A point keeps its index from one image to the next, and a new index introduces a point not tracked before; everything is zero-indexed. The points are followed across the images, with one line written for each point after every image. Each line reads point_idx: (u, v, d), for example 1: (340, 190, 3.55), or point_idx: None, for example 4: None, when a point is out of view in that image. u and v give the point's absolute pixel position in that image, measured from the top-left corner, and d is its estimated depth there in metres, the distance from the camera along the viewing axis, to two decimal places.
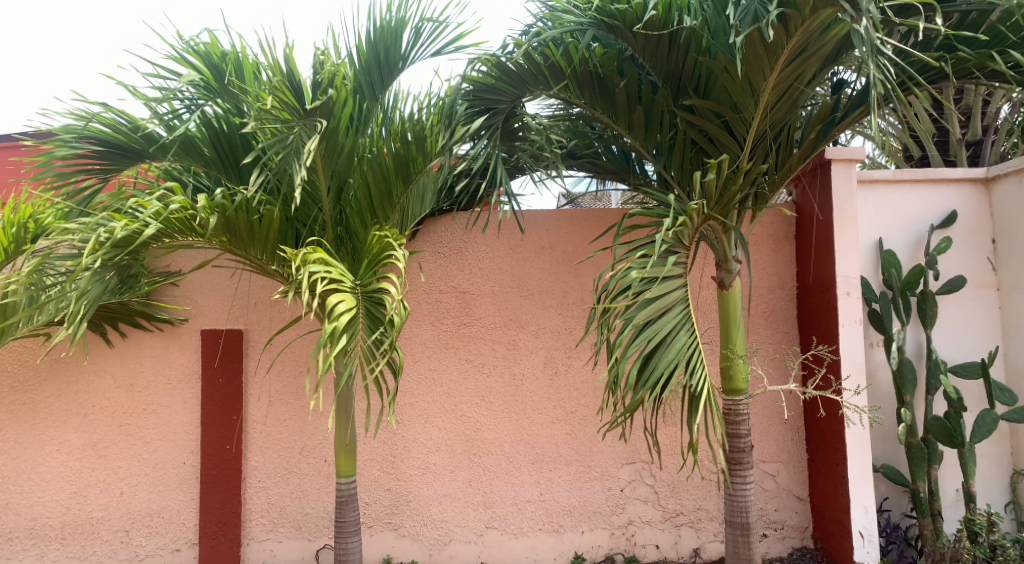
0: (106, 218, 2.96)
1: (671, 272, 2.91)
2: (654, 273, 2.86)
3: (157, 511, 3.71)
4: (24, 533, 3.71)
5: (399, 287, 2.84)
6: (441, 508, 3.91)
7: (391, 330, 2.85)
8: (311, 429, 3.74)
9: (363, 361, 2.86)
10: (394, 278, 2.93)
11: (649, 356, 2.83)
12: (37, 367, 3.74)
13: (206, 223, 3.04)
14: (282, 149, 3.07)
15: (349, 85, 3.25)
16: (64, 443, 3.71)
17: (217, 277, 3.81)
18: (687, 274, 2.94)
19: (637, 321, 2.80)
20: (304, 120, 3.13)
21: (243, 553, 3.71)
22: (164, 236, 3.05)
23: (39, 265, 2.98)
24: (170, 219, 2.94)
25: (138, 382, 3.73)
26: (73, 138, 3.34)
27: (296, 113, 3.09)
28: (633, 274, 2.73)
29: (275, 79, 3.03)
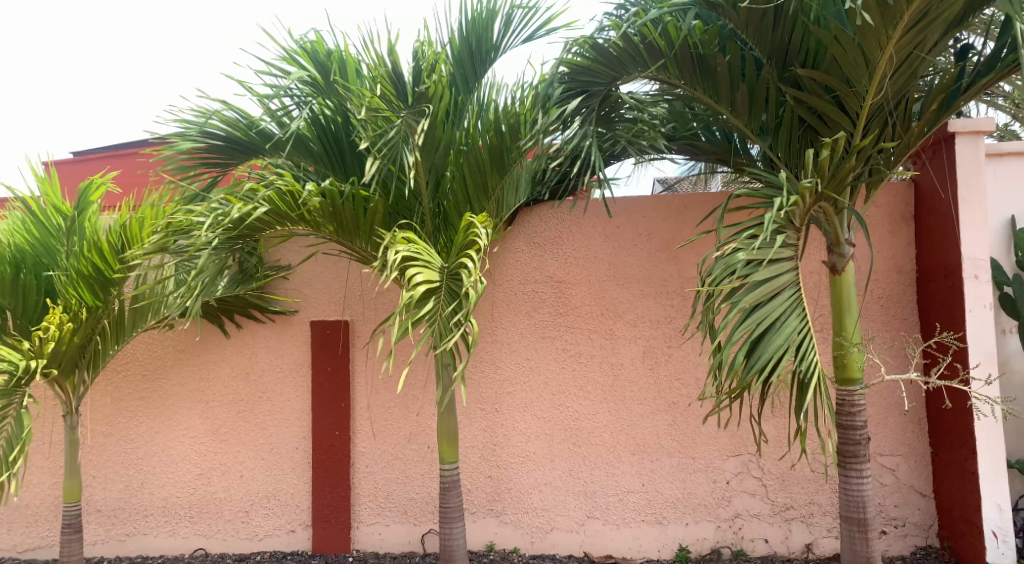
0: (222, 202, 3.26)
1: (781, 254, 2.82)
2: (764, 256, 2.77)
3: (273, 494, 3.85)
4: (157, 511, 3.88)
5: (478, 263, 3.04)
6: (542, 497, 3.91)
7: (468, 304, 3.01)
8: (414, 415, 3.86)
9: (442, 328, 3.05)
10: (473, 257, 3.11)
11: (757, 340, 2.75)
12: (164, 357, 3.92)
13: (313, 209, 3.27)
14: (388, 141, 3.29)
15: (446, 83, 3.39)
16: (189, 428, 3.88)
17: (324, 270, 3.97)
18: (799, 255, 2.84)
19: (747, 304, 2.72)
20: (410, 110, 3.32)
21: (353, 535, 3.83)
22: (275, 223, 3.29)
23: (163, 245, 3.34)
24: (278, 199, 3.19)
25: (254, 370, 3.90)
26: (195, 133, 3.60)
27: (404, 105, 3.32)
28: (742, 255, 2.66)
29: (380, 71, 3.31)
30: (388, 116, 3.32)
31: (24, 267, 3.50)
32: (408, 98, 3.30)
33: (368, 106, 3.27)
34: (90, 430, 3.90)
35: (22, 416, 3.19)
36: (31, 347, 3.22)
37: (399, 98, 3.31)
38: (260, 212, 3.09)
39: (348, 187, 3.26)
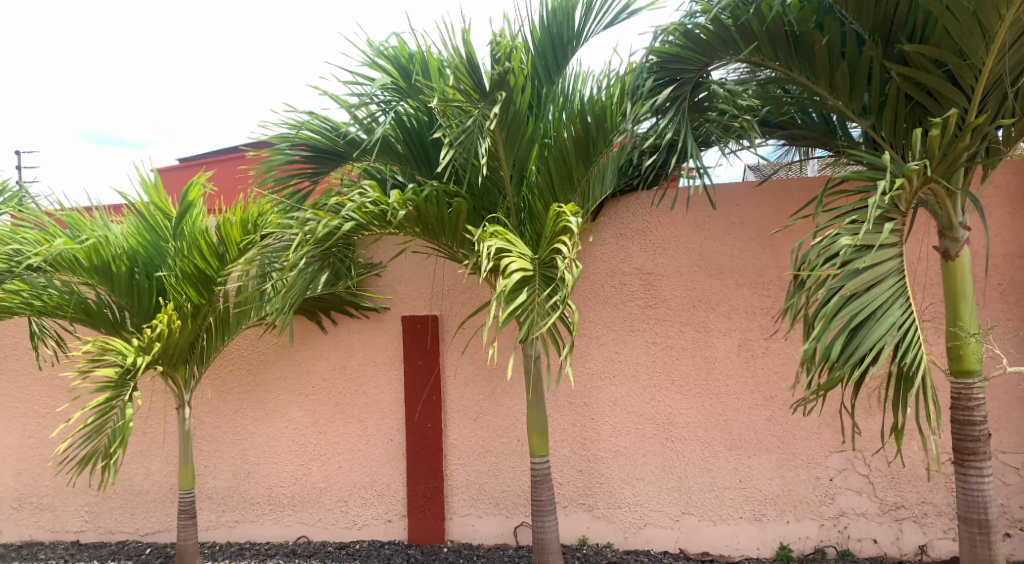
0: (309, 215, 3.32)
1: (886, 239, 2.53)
2: (868, 240, 2.50)
3: (370, 485, 3.96)
4: (263, 499, 4.05)
5: (571, 248, 3.00)
6: (635, 492, 3.86)
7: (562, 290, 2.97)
8: (504, 409, 3.88)
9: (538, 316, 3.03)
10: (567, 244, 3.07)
11: (854, 330, 2.49)
12: (266, 352, 4.09)
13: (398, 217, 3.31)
14: (463, 132, 3.27)
15: (526, 71, 3.38)
16: (290, 419, 4.04)
17: (414, 267, 4.04)
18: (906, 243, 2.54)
19: (846, 291, 2.45)
20: (487, 101, 3.30)
21: (447, 526, 3.89)
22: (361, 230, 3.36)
23: (256, 256, 3.40)
24: (363, 212, 3.25)
25: (350, 364, 4.02)
26: (287, 144, 3.70)
27: (481, 99, 3.29)
28: (845, 239, 2.40)
29: (457, 64, 3.25)
30: (466, 107, 3.32)
31: (137, 268, 3.69)
32: (484, 88, 3.26)
33: (443, 97, 3.30)
34: (200, 421, 4.12)
35: (125, 409, 3.16)
36: (142, 343, 3.33)
37: (475, 89, 3.28)
38: (346, 228, 3.15)
39: (431, 189, 3.34)
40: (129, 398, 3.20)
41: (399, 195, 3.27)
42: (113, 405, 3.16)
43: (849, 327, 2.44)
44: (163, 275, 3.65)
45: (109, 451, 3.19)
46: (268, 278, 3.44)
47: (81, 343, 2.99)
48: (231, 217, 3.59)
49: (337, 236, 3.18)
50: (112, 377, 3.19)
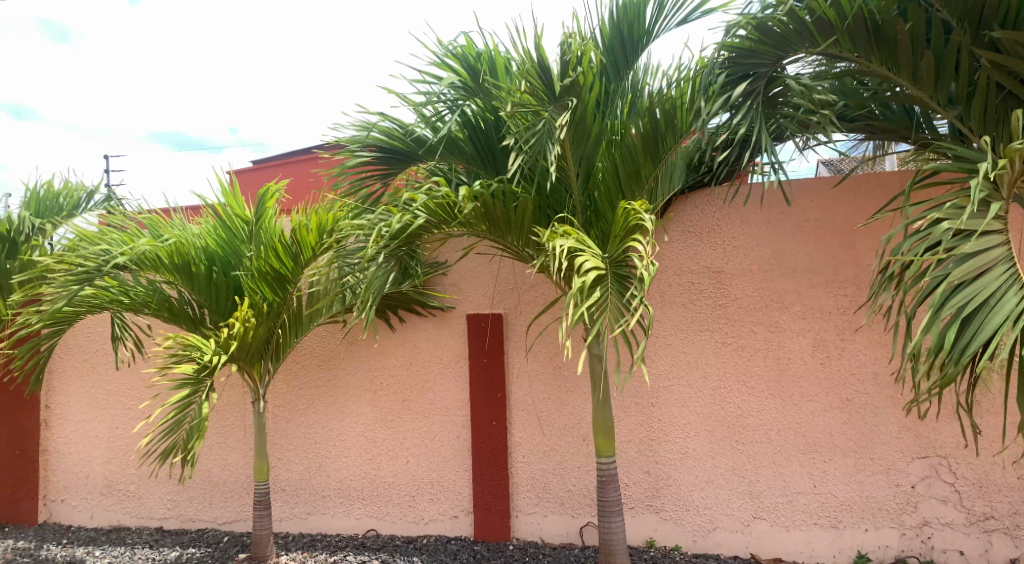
0: (385, 212, 3.40)
1: (991, 225, 2.34)
2: (971, 225, 2.32)
3: (437, 480, 4.01)
4: (333, 492, 4.15)
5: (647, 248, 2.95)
6: (704, 495, 3.79)
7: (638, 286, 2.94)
8: (569, 409, 3.87)
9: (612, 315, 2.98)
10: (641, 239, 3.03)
11: (965, 323, 2.23)
12: (336, 348, 4.18)
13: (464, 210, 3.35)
14: (534, 133, 3.24)
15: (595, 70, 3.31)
16: (359, 415, 4.12)
17: (479, 266, 4.06)
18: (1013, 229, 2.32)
19: (948, 279, 2.24)
20: (556, 104, 3.25)
21: (513, 523, 3.90)
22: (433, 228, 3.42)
23: (334, 258, 3.49)
24: (435, 207, 3.31)
25: (417, 361, 4.07)
26: (359, 148, 3.78)
27: (549, 101, 3.24)
28: (946, 223, 2.26)
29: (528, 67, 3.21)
30: (536, 110, 3.29)
31: (215, 266, 3.80)
32: (553, 90, 3.23)
33: (514, 100, 3.29)
34: (274, 415, 4.25)
35: (202, 406, 3.22)
36: (219, 341, 3.40)
37: (544, 91, 3.24)
38: (419, 222, 3.21)
39: (498, 186, 3.33)
40: (206, 395, 3.25)
41: (467, 191, 3.30)
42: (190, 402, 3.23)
43: (956, 317, 2.20)
44: (240, 273, 3.77)
45: (188, 447, 3.22)
46: (344, 277, 3.54)
47: (161, 338, 3.07)
48: (306, 219, 3.65)
49: (409, 231, 3.25)
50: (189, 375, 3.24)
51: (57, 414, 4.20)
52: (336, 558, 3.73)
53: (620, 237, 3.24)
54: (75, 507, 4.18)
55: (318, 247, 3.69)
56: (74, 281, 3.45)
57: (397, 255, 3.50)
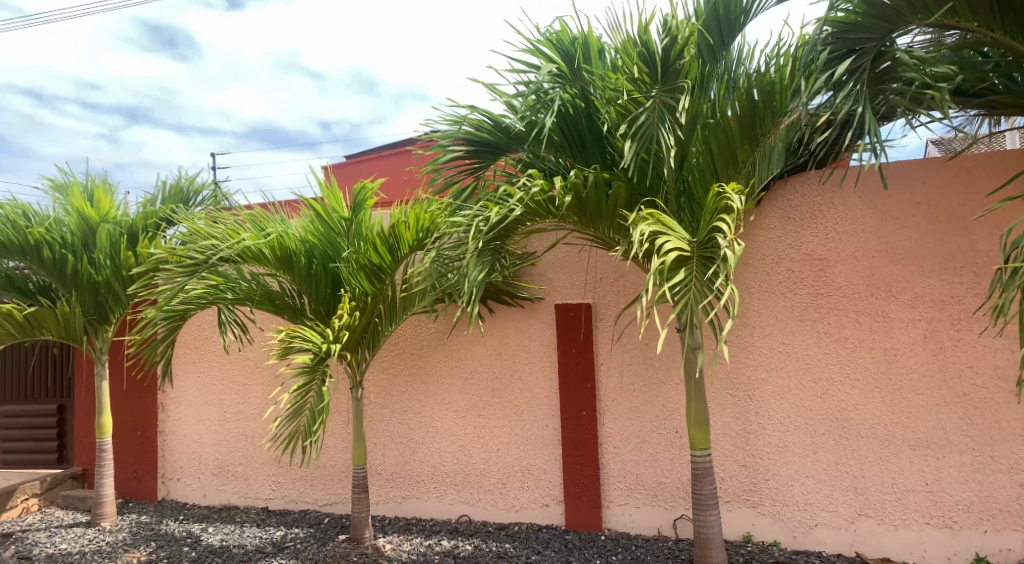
0: (481, 208, 3.39)
1: None
2: None
3: (527, 469, 4.03)
4: (427, 477, 4.24)
5: (732, 225, 2.75)
6: (804, 490, 3.66)
7: (724, 266, 2.71)
8: (662, 400, 3.81)
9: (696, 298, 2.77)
10: (727, 219, 2.82)
11: None
12: (427, 338, 4.27)
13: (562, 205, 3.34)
14: (641, 121, 3.24)
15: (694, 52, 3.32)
16: (450, 403, 4.20)
17: (567, 257, 4.03)
18: None
19: None
20: (662, 85, 3.29)
21: (604, 514, 3.89)
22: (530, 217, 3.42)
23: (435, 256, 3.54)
24: (532, 201, 3.30)
25: (506, 351, 4.11)
26: (450, 141, 3.81)
27: (656, 80, 3.28)
28: None
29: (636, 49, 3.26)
30: (637, 96, 3.32)
31: (314, 258, 3.92)
32: (658, 73, 3.28)
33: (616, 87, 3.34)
34: (370, 402, 4.38)
35: (321, 390, 3.44)
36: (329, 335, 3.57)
37: (648, 75, 3.29)
38: (517, 215, 3.21)
39: (592, 175, 3.25)
40: (322, 380, 3.47)
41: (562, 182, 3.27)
42: (309, 388, 3.44)
43: None
44: (339, 265, 3.87)
45: (309, 432, 3.44)
46: (444, 271, 3.57)
47: (274, 331, 3.31)
48: (404, 215, 3.74)
49: (507, 225, 3.25)
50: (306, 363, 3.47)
51: (172, 397, 4.47)
52: (432, 542, 3.82)
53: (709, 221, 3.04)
54: (189, 486, 4.43)
55: (414, 241, 3.78)
56: (182, 274, 3.66)
57: (492, 252, 3.50)
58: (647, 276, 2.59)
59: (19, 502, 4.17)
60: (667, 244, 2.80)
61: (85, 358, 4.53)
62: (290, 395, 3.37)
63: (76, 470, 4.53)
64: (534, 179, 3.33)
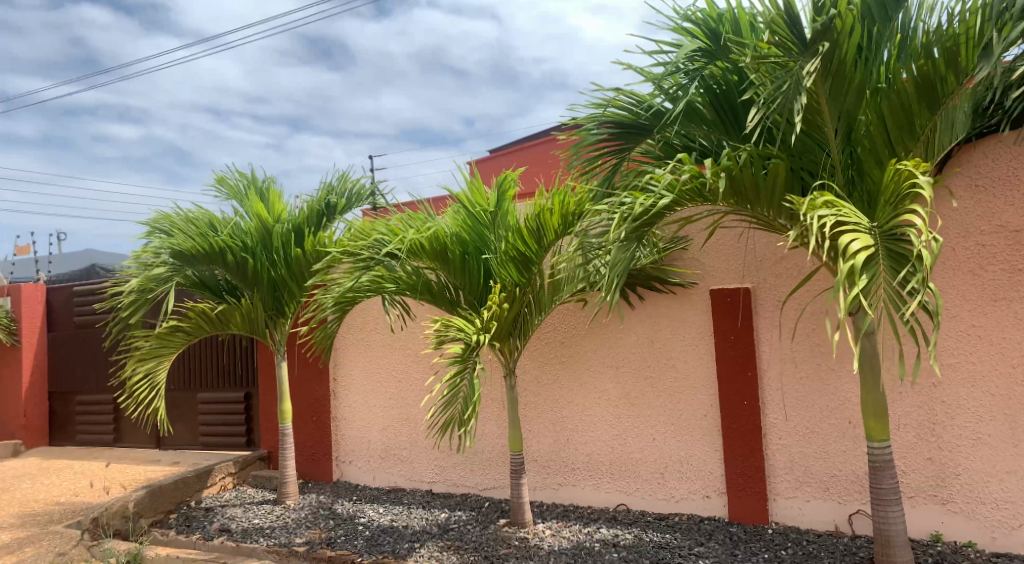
0: (626, 196, 3.21)
1: None
2: None
3: (686, 459, 3.95)
4: (582, 465, 4.26)
5: (928, 218, 2.36)
6: (1004, 487, 3.32)
7: (922, 268, 2.36)
8: (831, 389, 3.58)
9: (886, 305, 2.43)
10: (921, 209, 2.43)
11: None
12: (577, 327, 4.28)
13: (714, 188, 3.05)
14: (779, 89, 2.90)
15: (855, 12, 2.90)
16: (603, 391, 4.19)
17: (722, 240, 3.89)
18: None
19: None
20: (807, 54, 2.89)
21: (770, 507, 3.73)
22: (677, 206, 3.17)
23: (580, 243, 3.45)
24: (681, 185, 3.01)
25: (658, 338, 4.03)
26: (595, 125, 3.76)
27: (799, 49, 2.88)
28: None
29: (772, 16, 2.88)
30: (783, 62, 2.97)
31: (467, 251, 4.02)
32: (804, 40, 2.88)
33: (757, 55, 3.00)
34: (523, 390, 4.47)
35: (473, 378, 3.47)
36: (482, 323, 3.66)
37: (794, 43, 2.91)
38: (665, 204, 2.95)
39: (747, 151, 3.00)
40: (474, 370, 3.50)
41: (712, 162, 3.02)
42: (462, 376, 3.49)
43: None
44: (489, 257, 3.97)
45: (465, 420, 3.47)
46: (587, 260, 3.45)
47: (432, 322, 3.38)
48: (549, 204, 3.69)
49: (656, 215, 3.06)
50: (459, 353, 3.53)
51: (341, 385, 4.81)
52: (591, 529, 3.82)
53: (892, 204, 2.67)
54: (360, 469, 4.72)
55: (560, 227, 3.75)
56: (355, 269, 3.98)
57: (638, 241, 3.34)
58: (837, 284, 2.26)
59: (218, 479, 4.59)
60: (850, 241, 2.44)
61: (266, 350, 5.00)
62: (444, 383, 3.44)
63: (263, 451, 5.04)
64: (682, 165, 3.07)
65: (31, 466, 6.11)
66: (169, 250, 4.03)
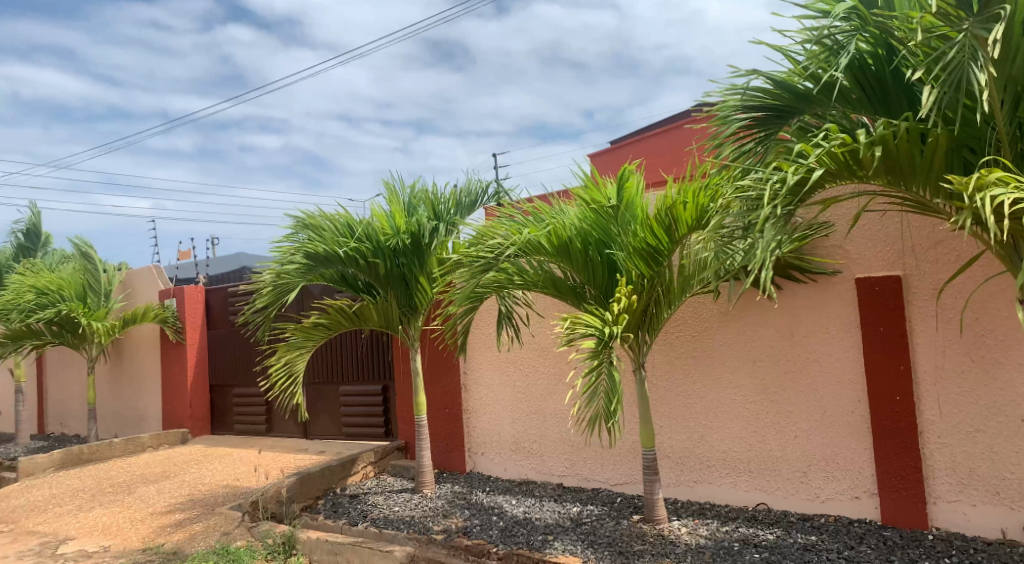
0: (770, 170, 2.94)
1: None
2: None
3: (831, 457, 3.75)
4: (718, 462, 4.15)
5: None
6: None
7: None
8: (999, 384, 3.28)
9: None
10: None
11: None
12: (710, 320, 4.17)
13: (870, 160, 2.76)
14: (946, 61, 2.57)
15: None
16: (738, 386, 4.06)
17: (869, 225, 3.66)
18: None
19: None
20: (976, 20, 2.55)
21: (930, 511, 3.45)
22: (826, 181, 2.88)
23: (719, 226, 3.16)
24: (832, 158, 2.76)
25: (798, 331, 3.85)
26: (735, 109, 3.44)
27: (970, 15, 2.54)
28: None
29: None
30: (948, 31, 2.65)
31: (590, 245, 3.89)
32: (971, 5, 2.54)
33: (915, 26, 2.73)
34: (653, 385, 4.42)
35: (611, 371, 3.42)
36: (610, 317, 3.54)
37: (959, 8, 2.57)
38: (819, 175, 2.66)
39: (906, 122, 2.67)
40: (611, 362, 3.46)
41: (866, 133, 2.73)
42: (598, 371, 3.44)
43: None
44: (614, 252, 3.83)
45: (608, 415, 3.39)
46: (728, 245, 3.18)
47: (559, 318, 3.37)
48: (680, 196, 3.57)
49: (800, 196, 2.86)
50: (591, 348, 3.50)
51: (471, 380, 4.96)
52: (729, 528, 3.71)
53: None
54: (492, 460, 4.83)
55: (691, 223, 3.60)
56: (477, 272, 3.97)
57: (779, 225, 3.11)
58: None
59: (361, 468, 4.85)
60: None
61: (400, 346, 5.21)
62: (582, 378, 3.41)
63: (401, 441, 5.24)
64: (830, 134, 2.82)
65: (195, 452, 6.72)
66: (307, 252, 4.23)
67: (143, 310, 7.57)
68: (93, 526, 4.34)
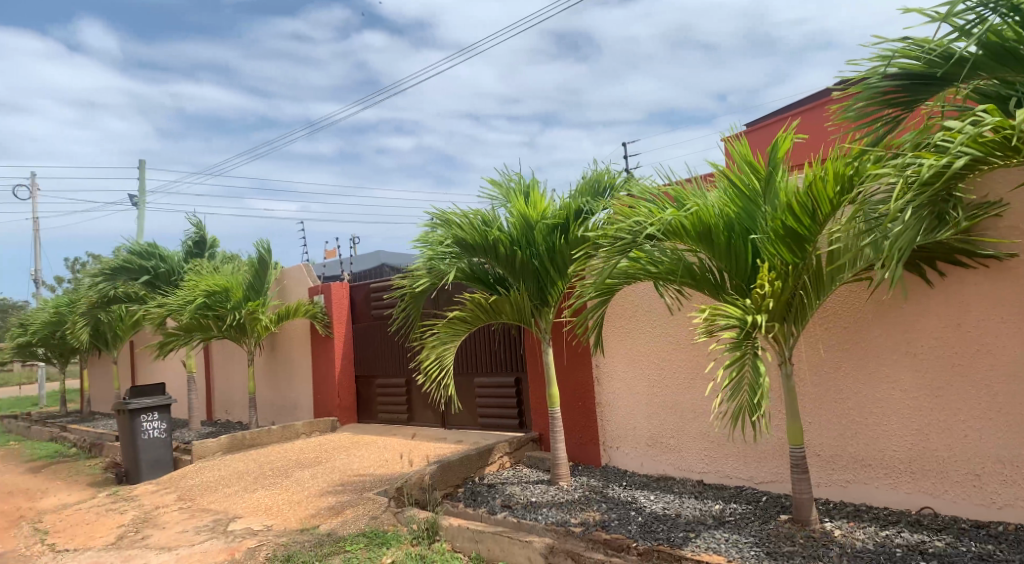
0: (914, 155, 2.81)
1: None
2: None
3: (1011, 460, 3.41)
4: (874, 462, 3.89)
5: None
6: None
7: None
8: None
9: None
10: None
11: None
12: (862, 310, 3.91)
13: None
14: None
15: None
16: (897, 381, 3.79)
17: None
18: None
19: None
20: None
21: None
22: (977, 167, 2.68)
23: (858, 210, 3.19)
24: (981, 143, 2.56)
25: (968, 321, 3.53)
26: (876, 78, 3.20)
27: None
28: None
29: None
30: None
31: (734, 233, 3.73)
32: None
33: None
34: (799, 380, 4.22)
35: (753, 363, 3.30)
36: (754, 302, 3.47)
37: None
38: (959, 165, 2.51)
39: None
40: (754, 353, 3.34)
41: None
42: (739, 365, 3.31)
43: None
44: (757, 237, 3.65)
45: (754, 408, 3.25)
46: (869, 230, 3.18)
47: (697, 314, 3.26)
48: (821, 170, 3.31)
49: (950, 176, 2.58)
50: (733, 339, 3.42)
51: (605, 374, 4.98)
52: (890, 532, 3.46)
53: None
54: (627, 455, 4.83)
55: (834, 200, 3.32)
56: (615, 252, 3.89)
57: (931, 205, 2.83)
58: None
59: (497, 458, 4.97)
60: None
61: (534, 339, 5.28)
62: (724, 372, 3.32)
63: (535, 433, 5.37)
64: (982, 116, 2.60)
65: (340, 440, 7.17)
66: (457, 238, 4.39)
67: (295, 306, 8.13)
68: (258, 506, 4.73)
